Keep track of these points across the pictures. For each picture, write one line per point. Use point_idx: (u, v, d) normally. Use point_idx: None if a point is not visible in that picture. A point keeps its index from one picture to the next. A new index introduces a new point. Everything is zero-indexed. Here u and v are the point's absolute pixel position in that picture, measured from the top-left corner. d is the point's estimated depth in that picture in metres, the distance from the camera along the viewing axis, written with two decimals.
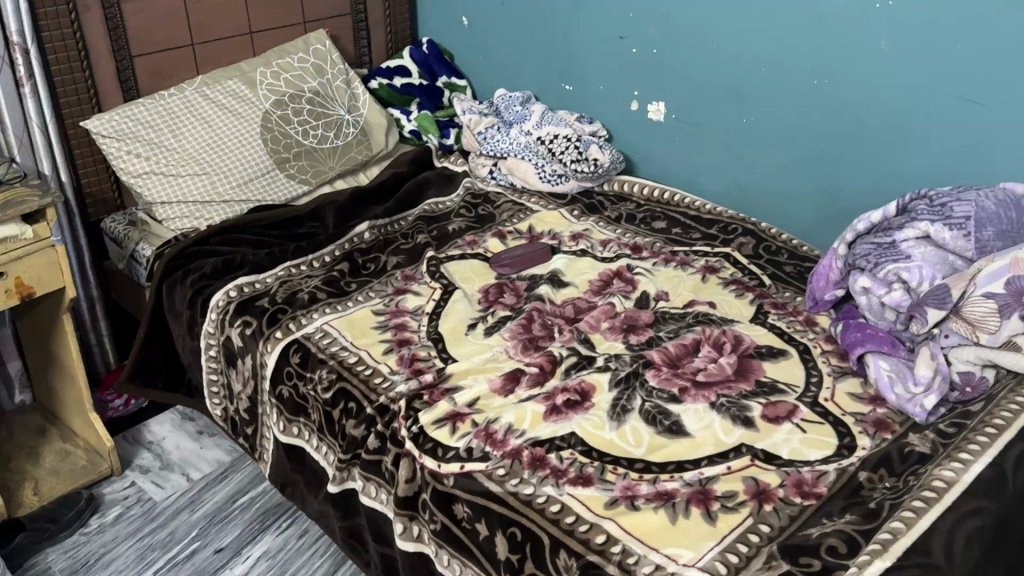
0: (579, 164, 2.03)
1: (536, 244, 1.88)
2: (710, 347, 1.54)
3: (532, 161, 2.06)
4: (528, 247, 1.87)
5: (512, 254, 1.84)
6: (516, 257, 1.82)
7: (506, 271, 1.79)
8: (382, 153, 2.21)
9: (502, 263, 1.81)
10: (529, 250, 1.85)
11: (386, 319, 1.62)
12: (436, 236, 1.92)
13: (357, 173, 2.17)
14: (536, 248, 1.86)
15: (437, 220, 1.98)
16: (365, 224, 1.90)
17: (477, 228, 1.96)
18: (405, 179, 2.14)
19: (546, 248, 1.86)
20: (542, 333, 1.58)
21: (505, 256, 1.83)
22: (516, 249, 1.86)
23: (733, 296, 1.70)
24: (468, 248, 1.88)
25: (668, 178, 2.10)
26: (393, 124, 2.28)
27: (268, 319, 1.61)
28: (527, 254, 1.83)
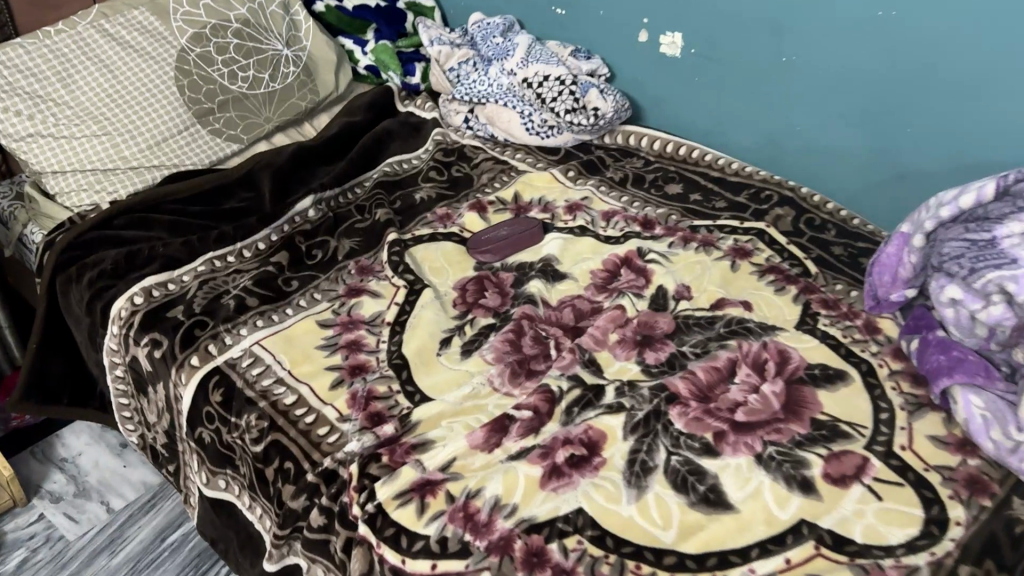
0: (574, 116, 1.64)
1: (523, 220, 1.51)
2: (748, 369, 1.21)
3: (516, 110, 1.69)
4: (513, 225, 1.50)
5: (493, 237, 1.47)
6: (499, 240, 1.46)
7: (488, 261, 1.44)
8: (331, 97, 1.80)
9: (481, 249, 1.45)
10: (514, 230, 1.48)
11: (336, 333, 1.27)
12: (400, 211, 1.55)
13: (302, 123, 1.77)
14: (522, 227, 1.49)
15: (401, 188, 1.61)
16: (308, 198, 1.52)
17: (451, 198, 1.59)
18: (359, 130, 1.75)
19: (534, 227, 1.49)
20: (535, 352, 1.24)
21: (486, 238, 1.47)
22: (498, 228, 1.50)
23: (771, 291, 1.36)
24: (440, 226, 1.52)
25: (684, 127, 1.72)
26: (345, 58, 1.87)
27: (181, 338, 1.25)
28: (512, 235, 1.47)
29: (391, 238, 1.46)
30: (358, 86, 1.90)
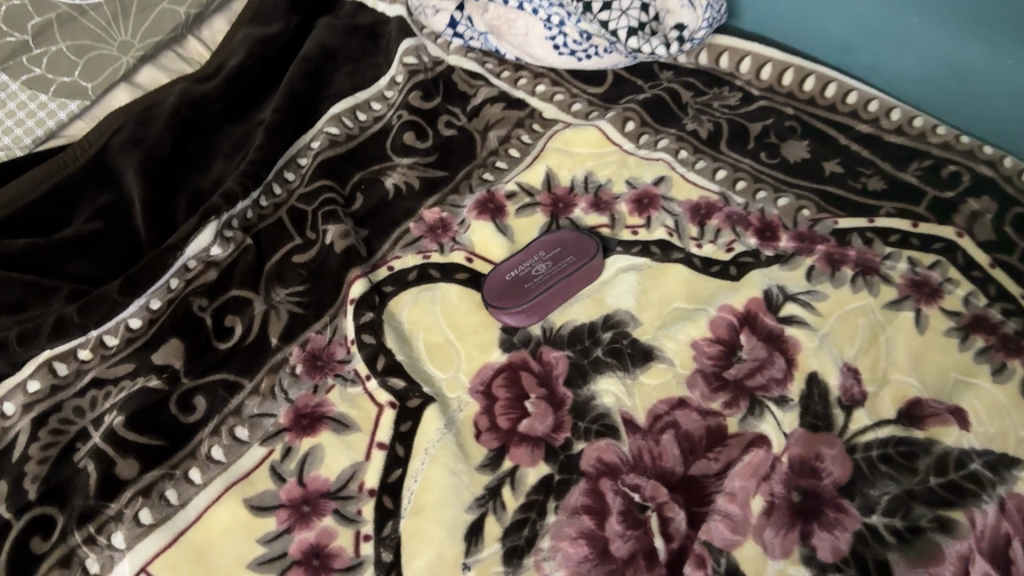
0: (640, 37, 1.04)
1: (570, 238, 0.93)
2: (989, 568, 0.72)
3: (534, 14, 1.06)
4: (557, 252, 0.92)
5: (527, 280, 0.90)
6: (535, 286, 0.89)
7: (520, 324, 0.88)
8: None
9: (506, 302, 0.88)
10: (557, 262, 0.91)
11: (281, 529, 0.73)
12: (361, 219, 0.95)
13: (184, 39, 1.08)
14: (570, 256, 0.91)
15: (359, 170, 0.99)
16: (207, 225, 0.90)
17: (443, 186, 0.98)
18: (276, 50, 1.07)
19: (590, 256, 0.91)
20: (631, 553, 0.72)
21: (514, 281, 0.90)
22: (531, 257, 0.92)
23: (985, 377, 0.84)
24: (435, 251, 0.93)
25: (813, 32, 1.09)
26: None
27: (8, 563, 0.70)
28: (555, 273, 0.90)
29: (356, 296, 0.88)
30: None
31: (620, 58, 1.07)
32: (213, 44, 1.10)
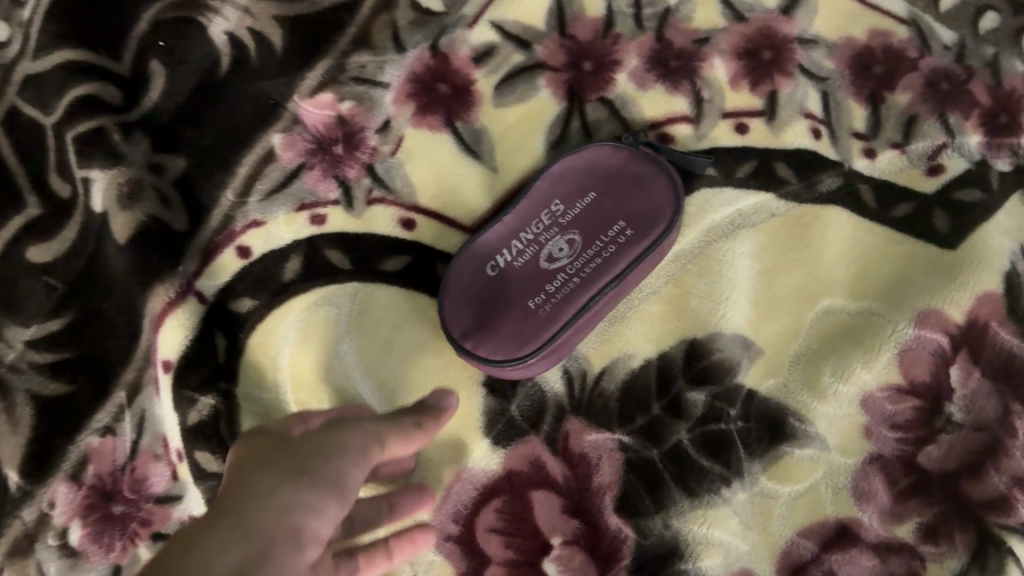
0: None
1: (618, 168, 0.44)
2: None
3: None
4: (591, 207, 0.44)
5: (532, 282, 0.43)
6: (549, 297, 0.43)
7: (522, 375, 0.43)
8: None
9: (490, 343, 0.42)
10: (593, 237, 0.44)
11: None
12: (168, 133, 0.44)
13: None
14: (620, 221, 0.44)
15: (149, 5, 0.44)
16: None
17: (335, 40, 0.46)
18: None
19: (663, 221, 0.43)
20: None
21: (506, 285, 0.43)
22: (537, 221, 0.44)
23: None
24: (334, 202, 0.45)
25: None
26: None
27: None
28: (588, 265, 0.43)
29: (173, 358, 0.43)
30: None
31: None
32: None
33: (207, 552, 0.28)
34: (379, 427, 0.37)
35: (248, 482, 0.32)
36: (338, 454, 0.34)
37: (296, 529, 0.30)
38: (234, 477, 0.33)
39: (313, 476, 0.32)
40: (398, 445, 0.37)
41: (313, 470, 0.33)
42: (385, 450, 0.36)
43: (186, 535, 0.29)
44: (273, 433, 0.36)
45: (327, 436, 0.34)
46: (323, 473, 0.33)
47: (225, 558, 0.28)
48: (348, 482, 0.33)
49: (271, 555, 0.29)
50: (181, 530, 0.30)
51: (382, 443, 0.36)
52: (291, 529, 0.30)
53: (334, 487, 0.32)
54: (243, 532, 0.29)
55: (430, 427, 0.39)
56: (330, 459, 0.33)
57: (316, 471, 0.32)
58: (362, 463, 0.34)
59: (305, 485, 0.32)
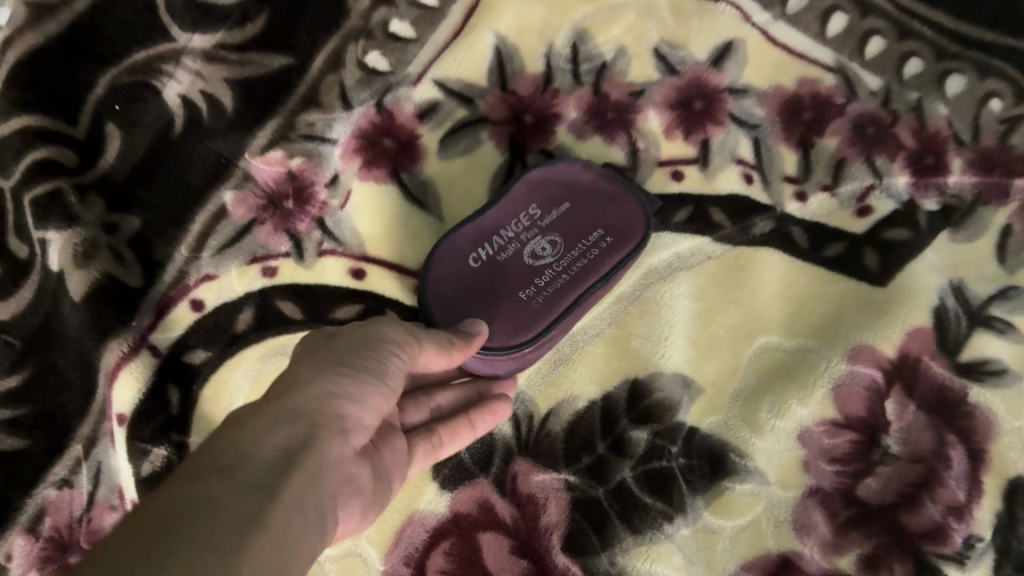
0: None
1: (588, 179, 0.47)
2: None
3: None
4: (566, 214, 0.47)
5: (520, 278, 0.45)
6: (540, 290, 0.45)
7: (504, 370, 0.45)
8: None
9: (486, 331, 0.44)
10: (573, 240, 0.46)
11: None
12: (122, 192, 0.46)
13: None
14: (599, 226, 0.46)
15: (105, 68, 0.45)
16: None
17: (286, 99, 0.48)
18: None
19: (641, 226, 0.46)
20: None
21: (488, 277, 0.45)
22: (516, 221, 0.46)
23: None
24: (286, 254, 0.47)
25: None
26: None
27: None
28: (574, 264, 0.45)
29: (128, 411, 0.45)
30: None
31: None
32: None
33: (256, 430, 0.31)
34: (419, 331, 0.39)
35: (294, 372, 0.35)
36: (377, 345, 0.37)
37: (338, 415, 0.34)
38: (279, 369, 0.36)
39: (351, 371, 0.35)
40: (432, 355, 0.38)
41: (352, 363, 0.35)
42: (421, 350, 0.38)
43: (238, 414, 0.33)
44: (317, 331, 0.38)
45: (364, 331, 0.37)
46: (362, 364, 0.36)
47: (271, 439, 0.31)
48: (388, 371, 0.36)
49: (316, 434, 0.33)
50: (230, 413, 0.33)
51: (419, 342, 0.38)
52: (331, 414, 0.34)
53: (374, 377, 0.35)
54: (289, 413, 0.33)
55: (466, 346, 0.40)
56: (370, 351, 0.36)
57: (355, 363, 0.35)
58: (400, 358, 0.37)
59: (342, 374, 0.35)
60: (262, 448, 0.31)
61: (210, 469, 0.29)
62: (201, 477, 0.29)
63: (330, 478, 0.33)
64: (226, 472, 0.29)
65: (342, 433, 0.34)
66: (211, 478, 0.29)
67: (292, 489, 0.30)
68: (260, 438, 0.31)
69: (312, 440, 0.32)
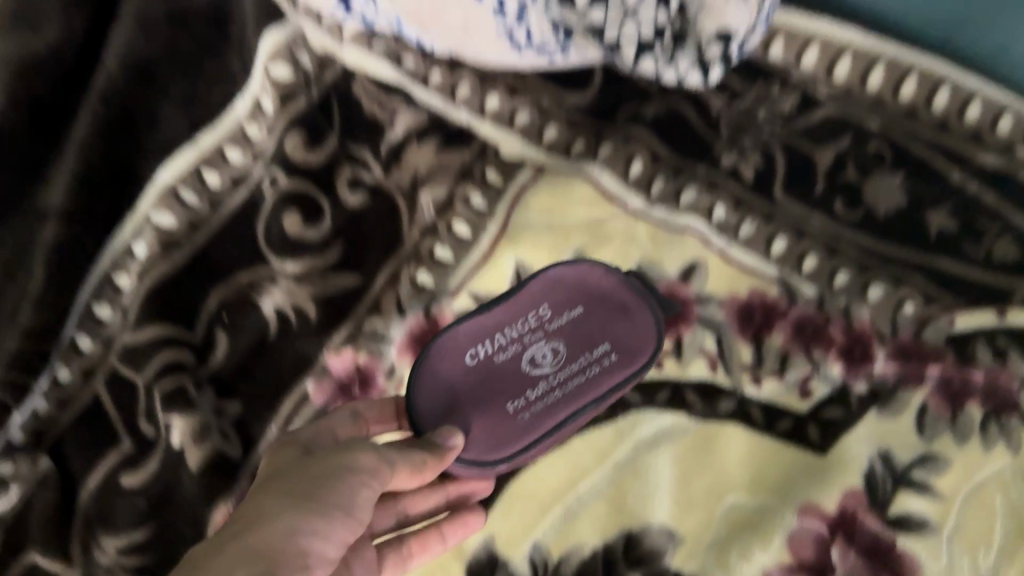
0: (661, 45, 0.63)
1: (597, 285, 0.62)
2: None
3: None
4: (572, 319, 0.61)
5: (519, 377, 0.59)
6: (532, 398, 0.58)
7: (481, 476, 0.56)
8: None
9: (469, 437, 0.56)
10: (576, 343, 0.60)
11: None
12: (229, 383, 0.60)
13: None
14: (603, 341, 0.60)
15: (216, 289, 0.62)
16: None
17: (355, 309, 0.63)
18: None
19: (646, 348, 0.60)
20: None
21: (489, 372, 0.59)
22: (524, 323, 0.61)
23: None
24: None
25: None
26: None
27: None
28: (572, 373, 0.59)
29: None
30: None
31: (597, 49, 0.64)
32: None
33: (222, 572, 0.41)
34: (391, 455, 0.50)
35: (268, 506, 0.45)
36: (350, 474, 0.48)
37: (304, 552, 0.44)
38: (250, 504, 0.46)
39: (319, 503, 0.46)
40: (406, 475, 0.50)
41: (320, 497, 0.46)
42: (392, 477, 0.49)
43: (202, 554, 0.42)
44: (295, 459, 0.50)
45: (340, 461, 0.48)
46: (328, 500, 0.46)
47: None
48: (356, 502, 0.47)
49: (280, 566, 0.43)
50: (198, 551, 0.42)
51: (389, 470, 0.49)
52: (298, 551, 0.44)
53: (339, 510, 0.46)
54: (255, 554, 0.42)
55: (434, 466, 0.51)
56: (344, 482, 0.47)
57: (322, 499, 0.46)
58: (369, 486, 0.48)
59: (309, 513, 0.45)
60: None
61: None
62: None
63: None
64: None
65: (306, 567, 0.44)
66: None
67: None
68: (232, 569, 0.41)
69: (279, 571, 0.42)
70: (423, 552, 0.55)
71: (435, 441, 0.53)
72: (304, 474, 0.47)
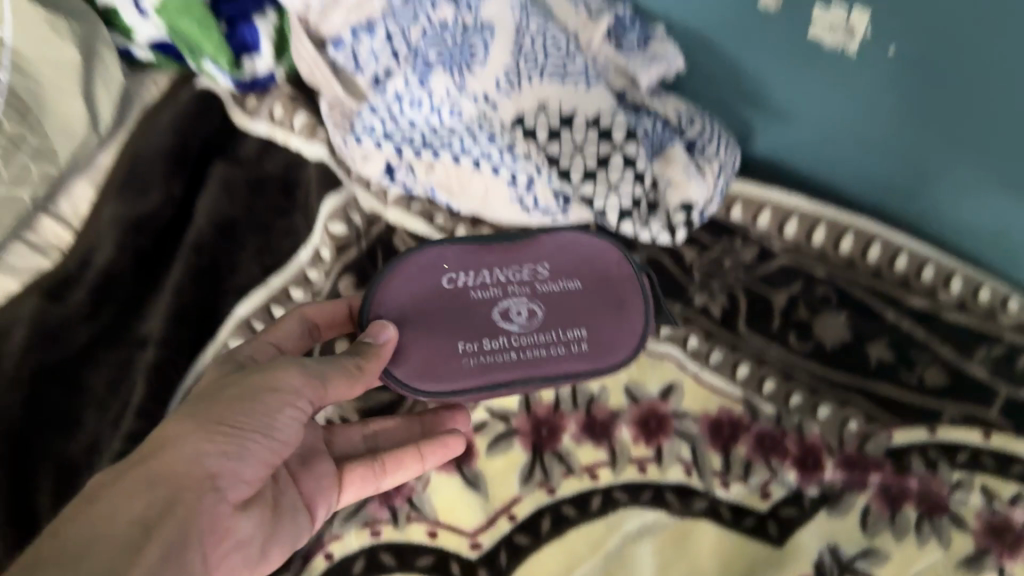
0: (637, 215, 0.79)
1: (602, 264, 0.77)
2: None
3: (455, 71, 0.78)
4: (561, 289, 0.75)
5: (492, 321, 0.72)
6: (489, 341, 0.71)
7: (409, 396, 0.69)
8: (87, 148, 0.86)
9: (419, 355, 0.70)
10: (560, 314, 0.73)
11: None
12: None
13: (34, 218, 0.83)
14: (582, 330, 0.73)
15: None
16: None
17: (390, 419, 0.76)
18: (149, 237, 0.83)
19: (618, 353, 0.72)
20: None
21: (470, 305, 0.73)
22: (521, 275, 0.76)
23: None
24: (386, 521, 0.72)
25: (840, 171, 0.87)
26: (104, 37, 0.88)
27: None
28: (532, 336, 0.72)
29: None
30: (145, 78, 0.93)
31: (590, 215, 0.80)
32: (76, 219, 0.85)
33: (124, 507, 0.50)
34: (311, 367, 0.60)
35: (179, 432, 0.55)
36: (268, 390, 0.58)
37: (214, 475, 0.55)
38: (170, 423, 0.55)
39: (231, 424, 0.56)
40: (343, 386, 0.61)
41: (232, 418, 0.56)
42: (324, 387, 0.60)
43: (111, 478, 0.52)
44: (230, 372, 0.61)
45: (262, 380, 0.58)
46: (238, 422, 0.56)
47: (135, 506, 0.50)
48: (276, 418, 0.57)
49: (188, 490, 0.53)
50: (109, 474, 0.52)
51: (319, 381, 0.60)
52: (208, 476, 0.54)
53: (255, 429, 0.56)
54: (160, 485, 0.52)
55: (370, 368, 0.64)
56: (265, 394, 0.57)
57: (235, 421, 0.56)
58: (291, 400, 0.58)
59: (217, 440, 0.55)
60: (126, 517, 0.50)
61: (85, 535, 0.48)
62: (73, 551, 0.47)
63: (204, 519, 0.54)
64: (93, 544, 0.48)
65: (216, 487, 0.55)
66: (91, 543, 0.48)
67: (152, 546, 0.50)
68: (133, 497, 0.51)
69: (184, 494, 0.53)
70: (401, 466, 0.68)
71: (374, 336, 0.67)
72: (226, 394, 0.57)
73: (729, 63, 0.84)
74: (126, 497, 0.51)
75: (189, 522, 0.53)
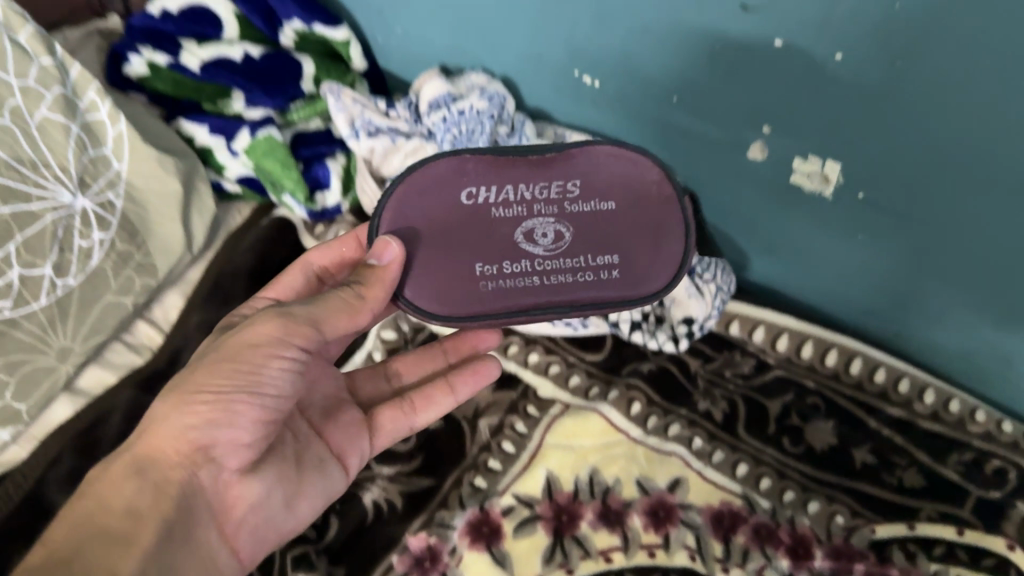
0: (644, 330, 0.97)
1: (639, 185, 0.69)
2: None
3: None
4: (591, 210, 0.68)
5: (514, 246, 0.66)
6: (511, 266, 0.66)
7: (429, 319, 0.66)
8: (180, 265, 1.01)
9: (437, 276, 0.66)
10: (588, 236, 0.67)
11: None
12: (338, 552, 0.84)
13: (133, 323, 0.98)
14: (614, 254, 0.67)
15: None
16: None
17: (429, 502, 0.87)
18: None
19: (650, 284, 0.67)
20: None
21: (487, 225, 0.66)
22: (546, 204, 0.67)
23: None
24: None
25: (828, 295, 1.00)
26: (200, 173, 1.05)
27: None
28: (561, 268, 0.66)
29: None
30: (231, 208, 1.11)
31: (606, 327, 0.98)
32: (166, 323, 1.00)
33: (123, 493, 0.58)
34: (302, 314, 0.62)
35: (173, 414, 0.61)
36: (251, 353, 0.61)
37: (208, 448, 0.61)
38: (161, 405, 0.62)
39: (221, 392, 0.60)
40: (342, 316, 0.63)
41: (221, 382, 0.61)
42: (317, 325, 0.62)
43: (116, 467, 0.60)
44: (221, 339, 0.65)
45: (245, 341, 0.61)
46: (221, 393, 0.60)
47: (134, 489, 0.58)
48: (264, 374, 0.62)
49: (183, 469, 0.60)
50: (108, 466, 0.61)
51: (309, 325, 0.62)
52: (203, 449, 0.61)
53: (241, 390, 0.61)
54: (158, 469, 0.60)
55: (369, 293, 0.63)
56: (249, 356, 0.61)
57: (223, 383, 0.61)
58: (277, 352, 0.62)
59: (203, 414, 0.60)
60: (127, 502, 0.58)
61: (89, 518, 0.57)
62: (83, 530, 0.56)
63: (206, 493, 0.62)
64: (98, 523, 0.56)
65: (214, 458, 0.62)
66: (95, 523, 0.56)
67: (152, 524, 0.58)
68: (133, 486, 0.59)
69: (176, 475, 0.60)
70: (432, 402, 0.78)
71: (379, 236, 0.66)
72: (216, 358, 0.62)
73: (727, 204, 0.98)
74: (118, 497, 0.58)
75: (190, 498, 0.61)
